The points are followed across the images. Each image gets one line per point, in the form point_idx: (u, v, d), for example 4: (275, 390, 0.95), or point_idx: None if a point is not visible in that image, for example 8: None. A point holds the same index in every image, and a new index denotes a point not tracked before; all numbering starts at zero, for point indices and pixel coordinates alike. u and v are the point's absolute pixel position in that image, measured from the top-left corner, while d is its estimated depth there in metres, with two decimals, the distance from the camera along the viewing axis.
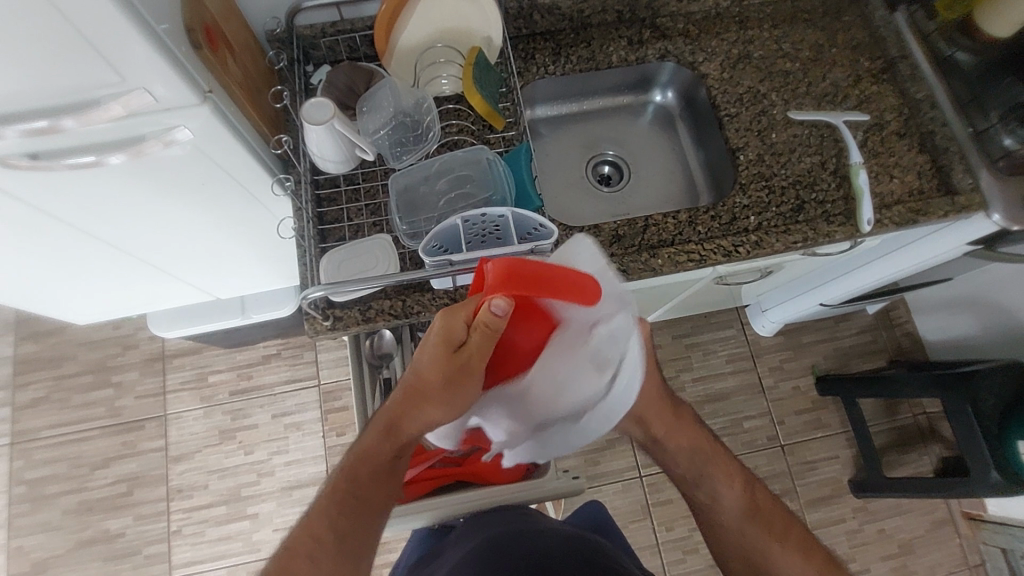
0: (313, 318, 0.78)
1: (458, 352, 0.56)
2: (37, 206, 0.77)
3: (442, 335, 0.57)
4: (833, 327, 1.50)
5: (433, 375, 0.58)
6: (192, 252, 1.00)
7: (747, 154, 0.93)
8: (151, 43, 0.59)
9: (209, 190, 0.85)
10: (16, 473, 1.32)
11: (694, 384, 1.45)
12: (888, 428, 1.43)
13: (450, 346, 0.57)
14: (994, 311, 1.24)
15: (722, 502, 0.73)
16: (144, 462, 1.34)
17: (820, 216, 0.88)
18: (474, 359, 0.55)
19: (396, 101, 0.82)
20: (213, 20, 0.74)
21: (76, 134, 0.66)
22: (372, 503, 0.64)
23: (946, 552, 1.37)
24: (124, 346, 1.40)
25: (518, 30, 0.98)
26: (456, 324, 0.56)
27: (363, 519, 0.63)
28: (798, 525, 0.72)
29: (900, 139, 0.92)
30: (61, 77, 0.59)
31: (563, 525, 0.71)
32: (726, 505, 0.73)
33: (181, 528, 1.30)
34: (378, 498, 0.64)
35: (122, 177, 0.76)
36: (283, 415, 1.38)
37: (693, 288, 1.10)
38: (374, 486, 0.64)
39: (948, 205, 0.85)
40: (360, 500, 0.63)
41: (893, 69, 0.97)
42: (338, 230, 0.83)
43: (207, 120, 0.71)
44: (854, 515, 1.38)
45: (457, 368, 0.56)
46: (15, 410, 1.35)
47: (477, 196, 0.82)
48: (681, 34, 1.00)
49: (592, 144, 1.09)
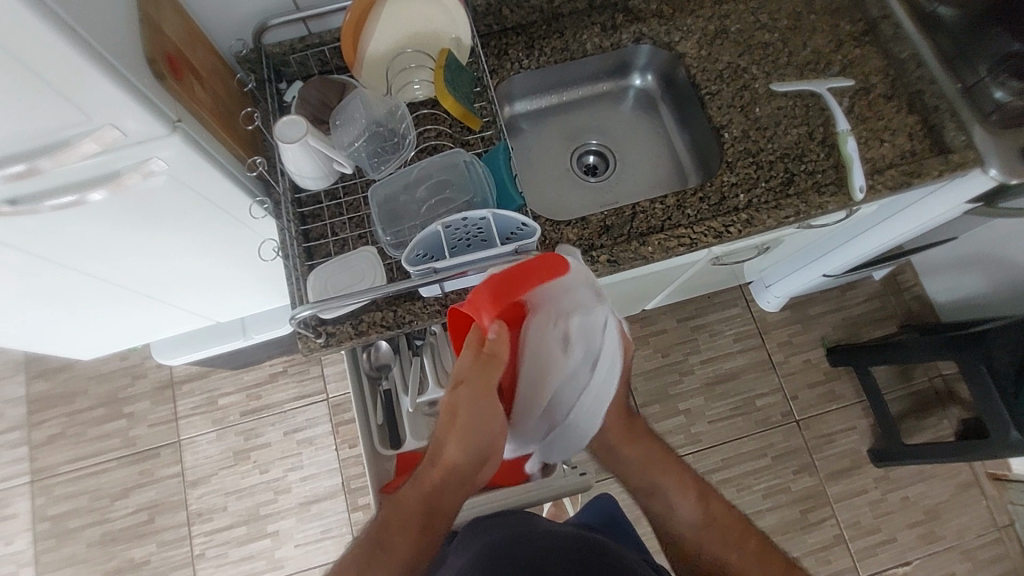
0: (306, 338, 0.77)
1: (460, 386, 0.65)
2: (26, 250, 0.78)
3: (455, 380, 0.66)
4: (840, 297, 1.48)
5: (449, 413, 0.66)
6: (186, 279, 1.01)
7: (731, 132, 0.91)
8: (112, 78, 0.59)
9: (194, 218, 0.85)
10: (39, 510, 1.34)
11: (703, 366, 1.44)
12: (903, 394, 1.41)
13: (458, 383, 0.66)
14: (1002, 267, 1.21)
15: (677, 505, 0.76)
16: (162, 489, 1.35)
17: (811, 187, 0.86)
18: (476, 384, 0.64)
19: (367, 112, 0.82)
20: (175, 48, 0.73)
21: (51, 176, 0.66)
22: (403, 553, 0.63)
23: (975, 515, 1.34)
24: (134, 376, 1.42)
25: (488, 27, 0.96)
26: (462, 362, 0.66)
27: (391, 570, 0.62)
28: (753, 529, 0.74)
29: (888, 101, 0.90)
30: (30, 123, 0.59)
31: (563, 527, 0.70)
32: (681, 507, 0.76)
33: (205, 551, 1.32)
34: (407, 544, 0.63)
35: (105, 213, 0.76)
36: (295, 431, 1.39)
37: (690, 271, 1.09)
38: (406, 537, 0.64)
39: (942, 165, 0.83)
40: (388, 549, 0.63)
41: (875, 30, 0.95)
42: (324, 246, 0.83)
43: (180, 149, 0.71)
44: (876, 485, 1.36)
45: (466, 397, 0.65)
46: (32, 448, 1.37)
47: (458, 200, 0.81)
48: (656, 15, 0.98)
49: (576, 135, 1.08)
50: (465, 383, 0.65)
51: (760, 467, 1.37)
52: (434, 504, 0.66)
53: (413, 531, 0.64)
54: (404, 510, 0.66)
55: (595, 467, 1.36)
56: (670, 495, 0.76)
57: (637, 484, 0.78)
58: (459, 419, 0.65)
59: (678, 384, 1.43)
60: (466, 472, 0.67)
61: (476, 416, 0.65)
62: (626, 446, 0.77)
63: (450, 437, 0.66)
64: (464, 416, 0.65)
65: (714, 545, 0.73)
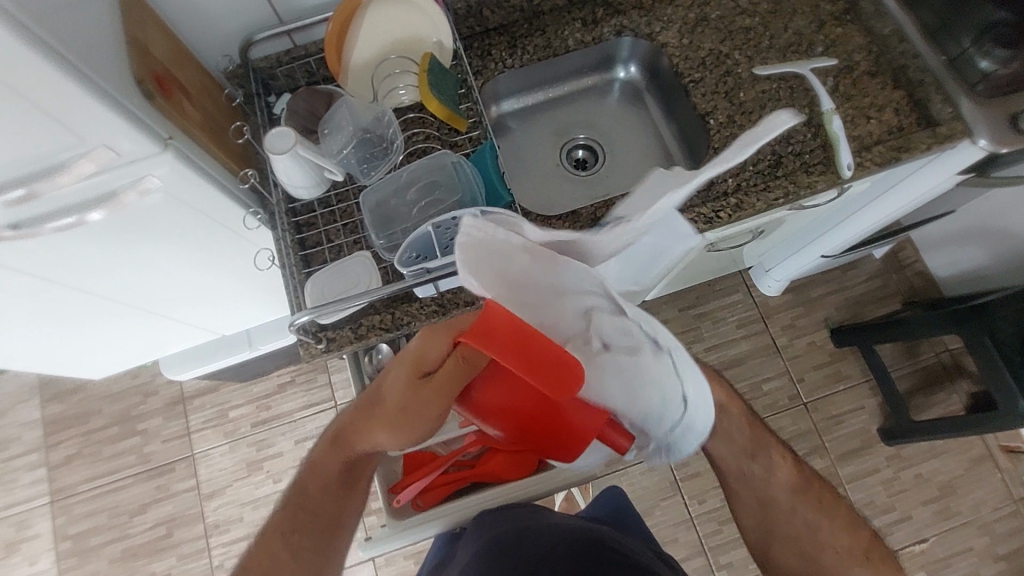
0: (307, 343, 0.80)
1: (422, 379, 0.58)
2: (33, 273, 0.80)
3: (414, 358, 0.59)
4: (842, 277, 1.47)
5: (394, 398, 0.60)
6: (189, 294, 1.03)
7: (717, 118, 0.92)
8: (103, 102, 0.60)
9: (193, 233, 0.87)
10: (61, 529, 1.36)
11: (706, 354, 1.44)
12: (910, 371, 1.40)
13: (420, 369, 0.58)
14: (1003, 238, 1.20)
15: (778, 478, 0.67)
16: (179, 503, 1.37)
17: (799, 168, 0.86)
18: (439, 390, 0.56)
19: (354, 119, 0.84)
20: (163, 68, 0.75)
21: (50, 199, 0.68)
22: (326, 513, 0.67)
23: (990, 489, 1.34)
24: (145, 394, 1.44)
25: (470, 29, 0.98)
26: (433, 348, 0.58)
27: (313, 533, 0.66)
28: (848, 507, 0.68)
29: (872, 78, 0.90)
30: (27, 149, 0.61)
31: (571, 519, 0.72)
32: (781, 483, 0.67)
33: (224, 562, 1.34)
34: (332, 507, 0.67)
35: (104, 232, 0.78)
36: (305, 440, 1.40)
37: (687, 259, 1.10)
38: (327, 517, 0.67)
39: (930, 138, 0.83)
40: (317, 513, 0.67)
41: (856, 8, 0.95)
42: (320, 254, 0.85)
43: (173, 167, 0.73)
44: (889, 464, 1.36)
45: (417, 398, 0.58)
46: (51, 469, 1.40)
47: (448, 200, 0.82)
48: (635, 7, 0.99)
49: (564, 131, 1.09)
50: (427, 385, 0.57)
51: None
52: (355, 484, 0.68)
53: (334, 495, 0.67)
54: (323, 466, 0.68)
55: None
56: (768, 460, 0.68)
57: (739, 452, 0.68)
58: (404, 412, 0.59)
59: None
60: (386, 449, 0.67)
61: (423, 424, 0.59)
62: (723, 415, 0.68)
63: (390, 424, 0.61)
64: (412, 416, 0.58)
65: (807, 513, 0.66)
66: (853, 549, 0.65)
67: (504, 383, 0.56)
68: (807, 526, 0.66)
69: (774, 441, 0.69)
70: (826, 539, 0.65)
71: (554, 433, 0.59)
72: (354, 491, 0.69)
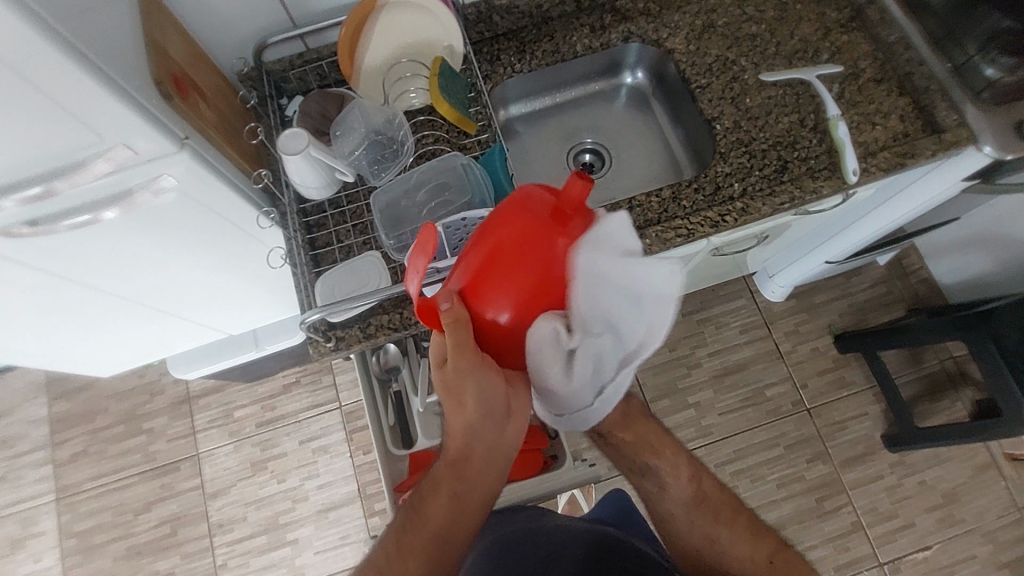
0: (316, 341, 0.80)
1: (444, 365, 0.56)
2: (46, 270, 0.81)
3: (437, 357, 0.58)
4: (845, 284, 1.48)
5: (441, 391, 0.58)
6: (199, 293, 1.04)
7: (723, 123, 0.92)
8: (123, 101, 0.61)
9: (206, 233, 0.88)
10: (66, 527, 1.37)
11: (710, 359, 1.45)
12: (914, 378, 1.41)
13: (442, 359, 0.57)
14: (1007, 245, 1.21)
15: (669, 492, 0.71)
16: (183, 502, 1.38)
17: (805, 173, 0.87)
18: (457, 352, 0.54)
19: (366, 121, 0.85)
20: (180, 69, 0.76)
21: (67, 197, 0.69)
22: (436, 516, 0.58)
23: (994, 496, 1.33)
24: (151, 393, 1.45)
25: (480, 34, 0.99)
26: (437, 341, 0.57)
27: (425, 535, 0.58)
28: (747, 510, 0.71)
29: (878, 85, 0.91)
30: (48, 145, 0.62)
31: (575, 520, 0.73)
32: (672, 496, 0.71)
33: (227, 561, 1.34)
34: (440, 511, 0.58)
35: (121, 230, 0.79)
36: (310, 440, 1.41)
37: (692, 263, 1.10)
38: (432, 521, 0.58)
39: (934, 144, 0.83)
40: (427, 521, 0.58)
41: (861, 16, 0.96)
42: (330, 254, 0.86)
43: (188, 166, 0.74)
44: (892, 470, 1.36)
45: (460, 376, 0.54)
46: (56, 467, 1.40)
47: (457, 202, 0.83)
48: (643, 13, 1.00)
49: (571, 135, 1.10)
50: (452, 361, 0.54)
51: (774, 457, 1.38)
52: (457, 483, 0.59)
53: (443, 500, 0.59)
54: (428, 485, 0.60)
55: (608, 463, 1.35)
56: (662, 473, 0.72)
57: (633, 466, 0.73)
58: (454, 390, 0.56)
59: (687, 377, 1.44)
60: (485, 431, 0.58)
61: (477, 383, 0.55)
62: (621, 430, 0.72)
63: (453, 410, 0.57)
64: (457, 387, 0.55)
65: (699, 524, 0.70)
66: (744, 545, 0.68)
67: (480, 289, 0.53)
68: (704, 532, 0.70)
69: (675, 455, 0.72)
70: (722, 544, 0.69)
71: (548, 214, 0.52)
72: (465, 496, 0.59)
